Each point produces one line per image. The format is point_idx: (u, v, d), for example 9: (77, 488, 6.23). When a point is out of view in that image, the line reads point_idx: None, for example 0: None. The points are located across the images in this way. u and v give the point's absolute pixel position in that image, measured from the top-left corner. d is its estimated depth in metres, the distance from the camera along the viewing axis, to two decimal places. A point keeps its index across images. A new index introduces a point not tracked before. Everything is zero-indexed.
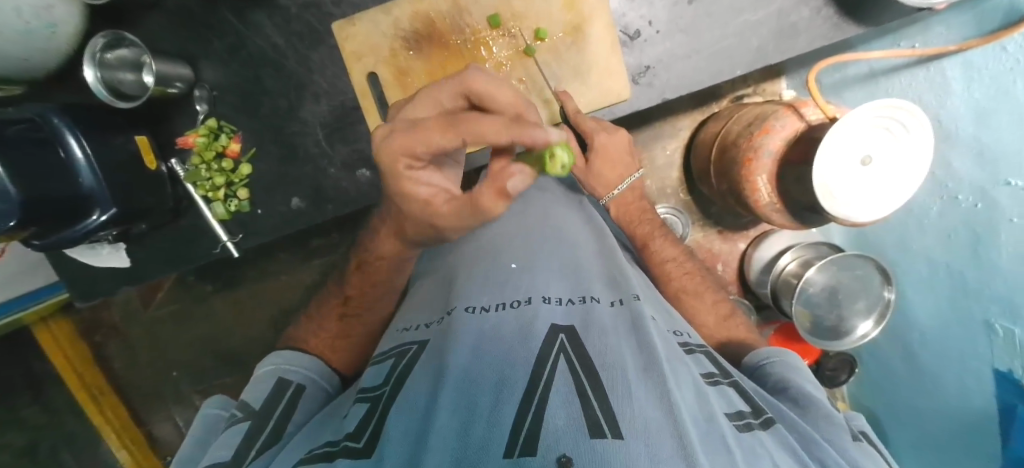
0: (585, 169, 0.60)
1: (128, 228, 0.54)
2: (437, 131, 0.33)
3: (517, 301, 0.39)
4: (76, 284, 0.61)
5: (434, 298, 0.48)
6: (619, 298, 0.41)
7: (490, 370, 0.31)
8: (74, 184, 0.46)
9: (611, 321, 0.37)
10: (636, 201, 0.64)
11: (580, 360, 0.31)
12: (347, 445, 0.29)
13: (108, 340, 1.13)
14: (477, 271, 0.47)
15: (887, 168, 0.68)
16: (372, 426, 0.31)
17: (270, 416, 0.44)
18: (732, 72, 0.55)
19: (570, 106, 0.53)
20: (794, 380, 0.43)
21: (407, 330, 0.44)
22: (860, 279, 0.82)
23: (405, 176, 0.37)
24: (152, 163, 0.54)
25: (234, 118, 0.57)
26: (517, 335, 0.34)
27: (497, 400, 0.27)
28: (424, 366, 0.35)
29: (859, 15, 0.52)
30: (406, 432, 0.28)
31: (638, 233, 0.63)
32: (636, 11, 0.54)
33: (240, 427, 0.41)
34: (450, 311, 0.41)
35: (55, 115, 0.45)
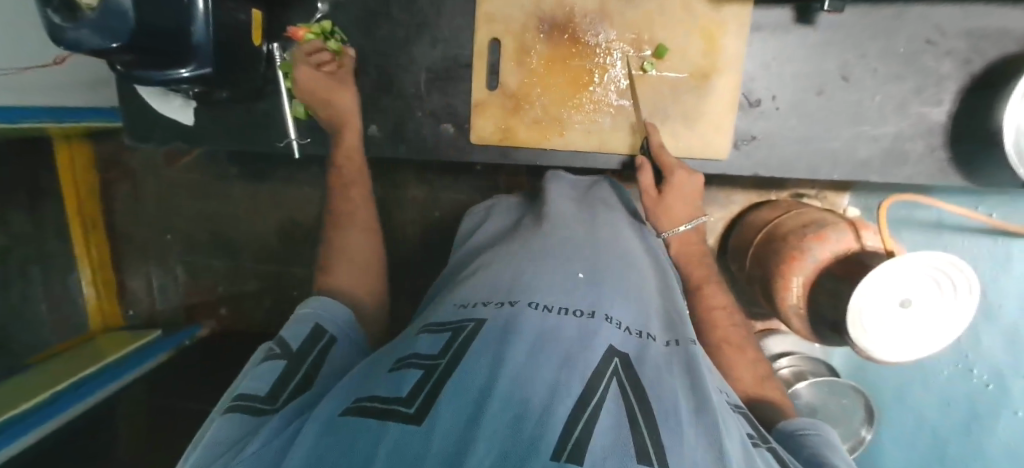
0: (656, 200, 0.55)
1: (210, 91, 0.54)
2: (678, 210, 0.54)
3: (581, 311, 0.39)
4: (135, 123, 0.61)
5: (497, 273, 0.47)
6: (675, 340, 0.42)
7: (549, 375, 0.30)
8: (185, 31, 0.45)
9: (666, 360, 0.38)
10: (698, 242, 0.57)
11: (633, 388, 0.32)
12: (399, 409, 0.28)
13: (120, 182, 1.13)
14: (545, 262, 0.46)
15: (925, 314, 0.68)
16: (425, 394, 0.30)
17: (306, 357, 0.40)
18: (828, 174, 0.56)
19: (655, 139, 0.53)
20: (827, 457, 0.39)
21: (466, 306, 0.42)
22: (845, 408, 0.83)
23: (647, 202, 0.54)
24: (258, 40, 0.54)
25: (348, 29, 0.56)
26: (577, 341, 0.35)
27: (551, 401, 0.28)
28: (486, 340, 0.34)
29: (970, 170, 0.53)
30: (459, 412, 0.27)
31: (695, 273, 0.56)
32: (765, 82, 0.54)
33: (276, 364, 0.39)
34: (512, 301, 0.40)
35: None
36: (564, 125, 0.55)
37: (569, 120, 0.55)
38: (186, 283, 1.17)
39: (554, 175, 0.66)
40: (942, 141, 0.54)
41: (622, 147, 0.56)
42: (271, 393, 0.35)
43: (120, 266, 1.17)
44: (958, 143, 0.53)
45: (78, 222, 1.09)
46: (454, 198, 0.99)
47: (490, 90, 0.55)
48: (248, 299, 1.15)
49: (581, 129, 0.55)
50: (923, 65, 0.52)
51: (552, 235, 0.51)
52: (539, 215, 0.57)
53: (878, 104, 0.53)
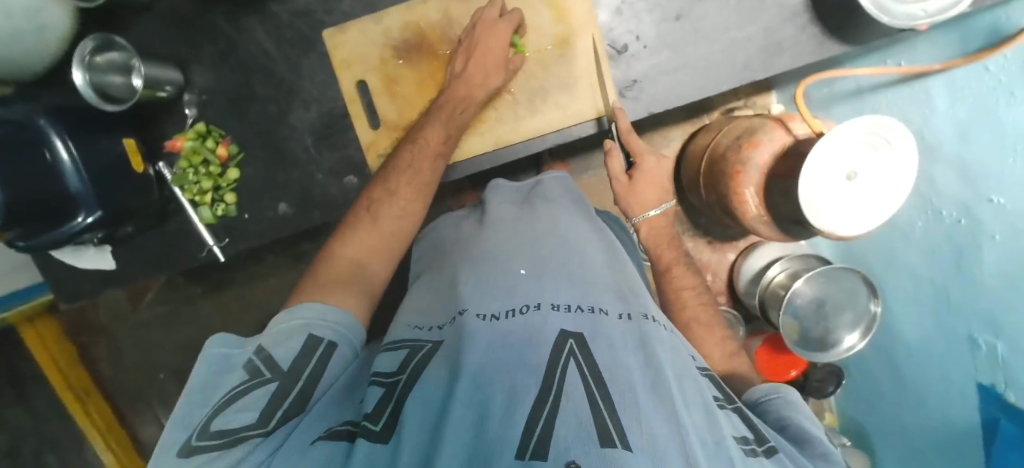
0: (627, 185, 0.59)
1: (114, 230, 0.54)
2: (650, 188, 0.60)
3: (525, 308, 0.40)
4: (60, 285, 0.60)
5: (441, 297, 0.48)
6: (628, 314, 0.42)
7: (505, 376, 0.31)
8: (59, 185, 0.46)
9: (620, 335, 0.38)
10: (665, 227, 0.62)
11: (589, 367, 0.32)
12: (366, 426, 0.31)
13: (94, 340, 1.12)
14: (485, 271, 0.46)
15: (874, 183, 0.69)
16: (390, 409, 0.32)
17: (299, 374, 0.38)
18: (718, 88, 0.56)
19: (623, 124, 0.53)
20: (793, 417, 0.40)
21: (421, 329, 0.43)
22: (845, 291, 0.84)
23: (621, 185, 0.60)
24: (139, 166, 0.54)
25: (223, 122, 0.57)
26: (525, 339, 0.35)
27: (510, 405, 0.28)
28: (442, 360, 0.36)
29: (842, 33, 0.55)
30: (423, 423, 0.30)
31: (664, 256, 0.61)
32: (624, 26, 0.55)
33: (268, 388, 0.36)
34: (461, 312, 0.41)
35: (42, 117, 0.45)
36: None
37: None
38: None
39: (493, 185, 0.67)
40: (809, 18, 0.54)
41: (522, 136, 0.56)
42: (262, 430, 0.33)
43: (126, 420, 1.15)
44: (823, 13, 0.54)
45: (64, 386, 1.09)
46: None
47: (375, 129, 0.56)
48: None
49: (474, 133, 0.57)
50: None
51: (490, 240, 0.52)
52: (481, 222, 0.59)
53: (735, 7, 0.54)
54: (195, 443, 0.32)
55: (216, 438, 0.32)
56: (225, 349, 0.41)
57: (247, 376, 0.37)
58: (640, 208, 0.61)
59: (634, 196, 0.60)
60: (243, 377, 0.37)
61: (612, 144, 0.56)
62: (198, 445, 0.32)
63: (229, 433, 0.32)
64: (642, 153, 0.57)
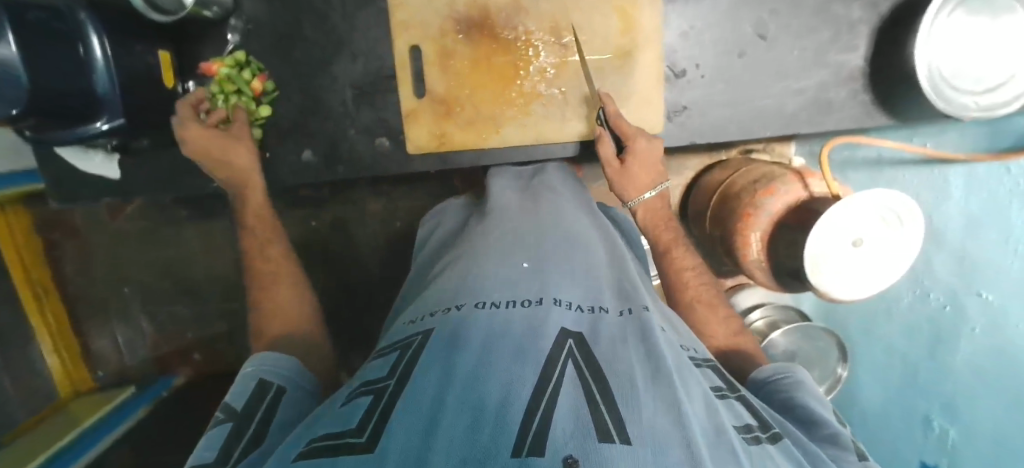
0: (621, 171, 0.52)
1: (128, 142, 0.52)
2: (642, 171, 0.53)
3: (528, 300, 0.39)
4: (56, 183, 0.58)
5: (442, 285, 0.46)
6: (628, 308, 0.42)
7: (502, 368, 0.30)
8: (86, 87, 0.43)
9: (619, 331, 0.38)
10: (664, 208, 0.56)
11: (588, 366, 0.32)
12: (350, 441, 0.27)
13: (65, 242, 1.08)
14: (490, 261, 0.45)
15: (875, 250, 0.71)
16: (376, 419, 0.28)
17: (254, 415, 0.36)
18: (761, 132, 0.57)
19: (613, 107, 0.52)
20: (801, 399, 0.41)
21: (417, 321, 0.42)
22: (819, 350, 0.87)
23: (612, 172, 0.53)
24: (169, 81, 0.53)
25: (265, 57, 0.55)
26: (525, 333, 0.34)
27: (506, 400, 0.27)
28: (437, 351, 0.34)
29: (891, 108, 0.56)
30: (411, 430, 0.26)
31: (662, 238, 0.55)
32: (686, 52, 0.54)
33: (221, 429, 0.34)
34: (458, 306, 0.40)
35: (82, 11, 0.42)
36: (498, 121, 0.55)
37: (502, 116, 0.55)
38: (155, 336, 1.13)
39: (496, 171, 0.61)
40: (863, 86, 0.55)
41: (562, 136, 0.56)
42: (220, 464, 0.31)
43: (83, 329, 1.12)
44: (877, 85, 0.55)
45: (25, 282, 1.01)
46: (412, 205, 0.99)
47: (418, 97, 0.55)
48: (222, 339, 1.13)
49: (517, 124, 0.55)
50: (832, 14, 0.54)
51: (496, 230, 0.50)
52: (484, 210, 0.56)
53: (797, 58, 0.55)
54: None
55: None
56: None
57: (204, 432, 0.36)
58: (633, 195, 0.54)
59: (626, 183, 0.53)
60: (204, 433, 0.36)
61: (602, 130, 0.52)
62: None
63: None
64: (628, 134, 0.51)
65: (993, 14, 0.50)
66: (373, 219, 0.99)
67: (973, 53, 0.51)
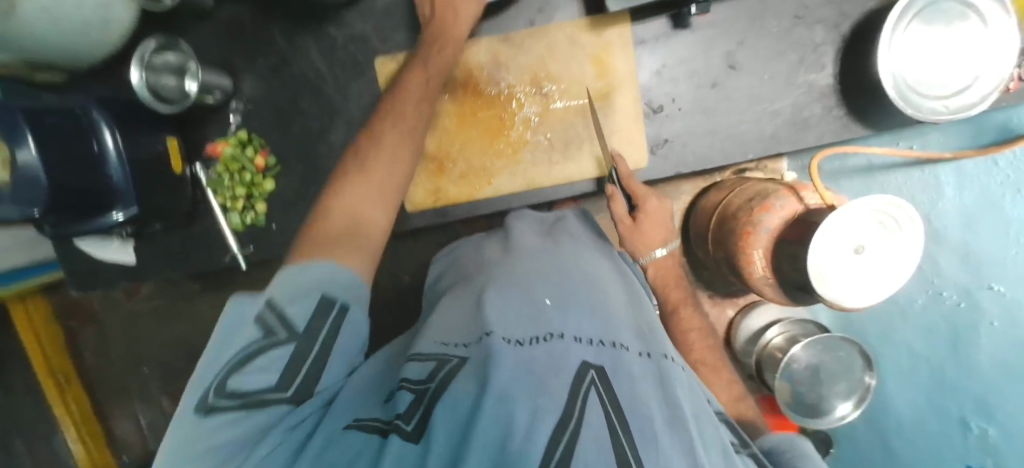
0: (632, 227, 0.55)
1: (143, 227, 0.55)
2: (654, 230, 0.56)
3: (548, 336, 0.39)
4: (76, 273, 0.61)
5: (470, 314, 0.47)
6: (647, 351, 0.41)
7: (525, 394, 0.31)
8: (102, 178, 0.47)
9: (640, 371, 0.38)
10: (674, 265, 0.59)
11: (613, 405, 0.32)
12: (398, 425, 0.32)
13: (84, 327, 1.11)
14: (509, 298, 0.46)
15: (879, 257, 0.71)
16: (422, 411, 0.33)
17: (316, 336, 0.37)
18: (744, 155, 0.59)
19: (625, 168, 0.53)
20: None
21: (447, 345, 0.43)
22: (842, 361, 0.85)
23: (625, 229, 0.56)
24: (179, 167, 0.56)
25: (265, 133, 0.58)
26: (550, 364, 0.35)
27: (533, 418, 0.29)
28: (470, 372, 0.35)
29: (866, 118, 0.58)
30: (451, 427, 0.30)
31: (671, 296, 0.57)
32: (661, 88, 0.57)
33: (281, 353, 0.35)
34: (487, 333, 0.40)
35: (96, 109, 0.46)
36: (490, 172, 0.58)
37: (493, 167, 0.58)
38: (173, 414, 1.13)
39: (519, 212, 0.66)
40: (836, 101, 0.58)
41: (551, 180, 0.58)
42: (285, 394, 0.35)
43: (104, 413, 1.13)
44: (849, 98, 0.57)
45: (47, 370, 1.07)
46: (418, 258, 1.00)
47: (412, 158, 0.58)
48: None
49: (507, 172, 0.58)
50: (796, 38, 0.56)
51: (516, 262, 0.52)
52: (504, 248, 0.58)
53: (768, 82, 0.57)
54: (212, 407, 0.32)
55: (236, 403, 0.33)
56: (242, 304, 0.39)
57: (258, 333, 0.35)
58: (644, 253, 0.56)
59: (639, 241, 0.56)
60: (252, 333, 0.35)
61: (616, 189, 0.54)
62: (216, 406, 0.32)
63: (250, 403, 0.33)
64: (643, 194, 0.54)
65: (947, 22, 0.53)
66: (381, 277, 1.00)
67: (935, 60, 0.53)
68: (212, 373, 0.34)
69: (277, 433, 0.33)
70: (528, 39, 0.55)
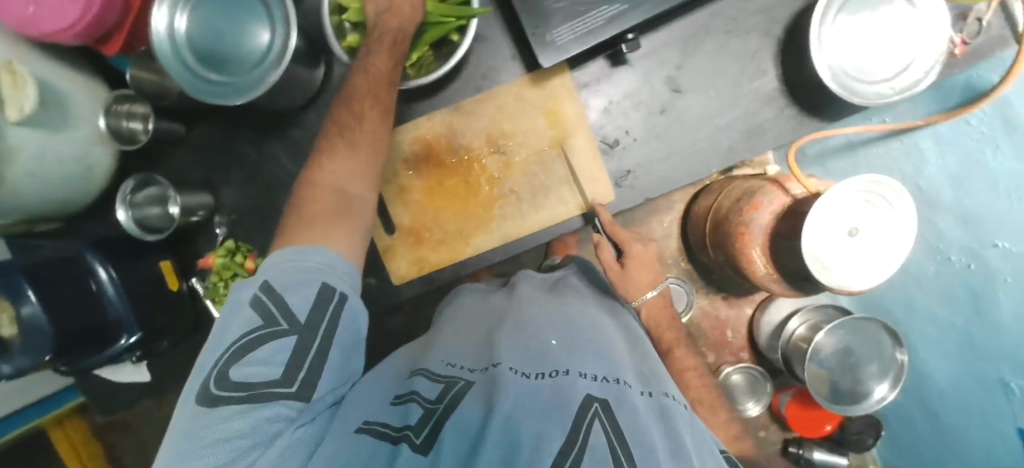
0: (620, 272, 0.60)
1: (150, 348, 0.58)
2: (644, 273, 0.60)
3: (554, 372, 0.40)
4: (100, 400, 0.64)
5: (479, 343, 0.49)
6: (649, 390, 0.43)
7: (532, 422, 0.33)
8: (102, 313, 0.50)
9: (643, 407, 0.39)
10: (666, 306, 0.62)
11: (615, 432, 0.33)
12: (410, 438, 0.34)
13: (122, 439, 1.15)
14: (515, 332, 0.47)
15: (874, 238, 0.71)
16: (432, 424, 0.35)
17: (317, 330, 0.40)
18: (708, 170, 0.60)
19: (606, 217, 0.57)
20: None
21: (454, 366, 0.45)
22: (870, 341, 0.83)
23: (615, 274, 0.60)
24: (174, 284, 0.59)
25: (251, 237, 0.61)
26: (555, 394, 0.37)
27: (538, 446, 0.31)
28: (478, 394, 0.38)
29: (819, 112, 0.59)
30: (458, 446, 0.33)
31: (666, 337, 0.60)
32: (613, 123, 0.59)
33: (286, 343, 0.38)
34: (495, 363, 0.41)
35: (90, 252, 0.50)
36: (468, 234, 0.60)
37: (468, 228, 0.60)
38: None
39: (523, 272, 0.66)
40: (786, 101, 0.59)
41: (527, 229, 0.60)
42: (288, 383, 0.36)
43: None
44: (798, 96, 0.58)
45: None
46: None
47: (391, 233, 0.61)
48: None
49: (483, 230, 0.60)
50: (732, 50, 0.58)
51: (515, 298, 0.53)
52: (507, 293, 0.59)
53: (715, 97, 0.59)
54: (216, 394, 0.35)
55: (238, 391, 0.35)
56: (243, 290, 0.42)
57: (262, 321, 0.38)
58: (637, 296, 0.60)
59: (631, 284, 0.60)
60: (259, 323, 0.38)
61: (600, 237, 0.59)
62: (218, 396, 0.35)
63: (257, 389, 0.35)
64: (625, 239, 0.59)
65: (871, 8, 0.54)
66: None
67: (869, 47, 0.55)
68: (214, 359, 0.38)
69: (258, 417, 0.33)
70: (478, 104, 0.58)
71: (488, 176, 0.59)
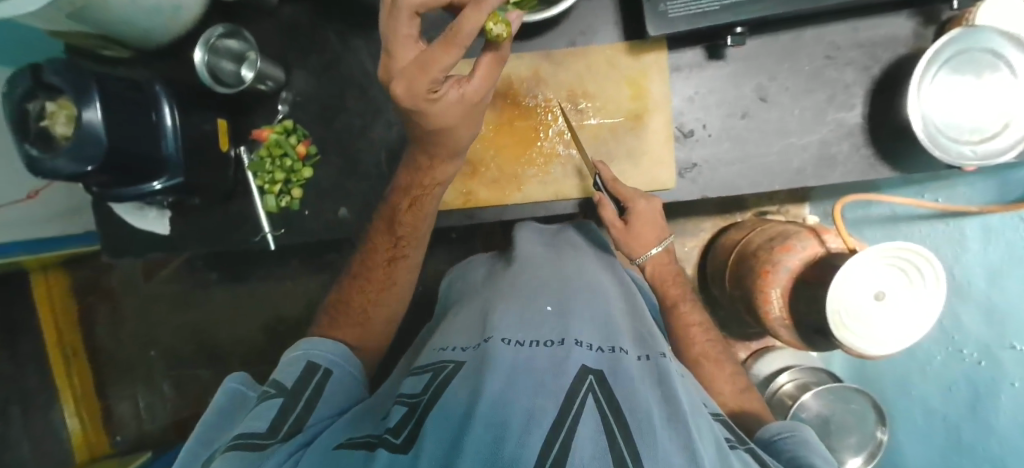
0: (623, 230, 0.56)
1: (183, 199, 0.57)
2: (648, 231, 0.56)
3: (550, 341, 0.38)
4: (109, 241, 0.63)
5: (474, 324, 0.46)
6: (646, 354, 0.40)
7: (524, 394, 0.31)
8: (157, 148, 0.49)
9: (637, 373, 0.36)
10: (670, 264, 0.59)
11: (609, 401, 0.31)
12: (387, 438, 0.32)
13: (99, 305, 1.14)
14: (511, 305, 0.45)
15: (900, 307, 0.66)
16: (412, 423, 0.33)
17: (302, 393, 0.42)
18: (771, 185, 0.59)
19: (607, 173, 0.56)
20: (807, 458, 0.39)
21: (446, 350, 0.43)
22: (855, 413, 0.81)
23: (620, 234, 0.57)
24: (225, 145, 0.58)
25: (309, 126, 0.61)
26: (549, 369, 0.34)
27: (529, 419, 0.28)
28: (465, 378, 0.35)
29: (895, 161, 0.58)
30: (441, 440, 0.29)
31: (670, 293, 0.58)
32: (693, 114, 0.59)
33: (272, 403, 0.40)
34: (486, 339, 0.39)
35: (157, 83, 0.50)
36: (521, 180, 0.60)
37: (523, 175, 0.60)
38: (175, 400, 1.13)
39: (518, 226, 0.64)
40: (865, 140, 0.58)
41: (579, 192, 0.60)
42: (274, 430, 0.37)
43: (105, 391, 1.14)
44: (878, 139, 0.58)
45: (56, 343, 1.09)
46: (434, 269, 1.01)
47: None
48: None
49: (536, 181, 0.60)
50: (828, 78, 0.58)
51: (519, 275, 0.51)
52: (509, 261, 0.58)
53: (797, 117, 0.59)
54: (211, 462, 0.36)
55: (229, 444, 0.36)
56: (240, 387, 0.46)
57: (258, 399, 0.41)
58: (637, 252, 0.57)
59: (636, 242, 0.57)
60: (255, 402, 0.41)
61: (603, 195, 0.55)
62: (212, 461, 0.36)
63: (241, 439, 0.35)
64: (628, 195, 0.55)
65: (977, 73, 0.54)
66: None
67: (962, 108, 0.55)
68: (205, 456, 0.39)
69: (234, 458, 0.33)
70: (568, 58, 0.58)
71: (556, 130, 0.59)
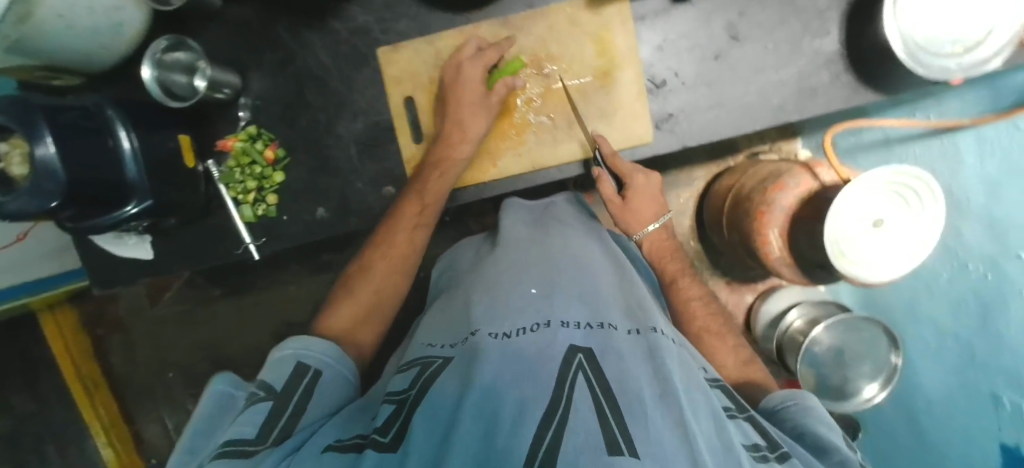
0: (622, 206, 0.57)
1: (158, 221, 0.57)
2: (648, 207, 0.57)
3: (536, 325, 0.38)
4: (97, 272, 0.63)
5: (458, 315, 0.46)
6: (636, 328, 0.39)
7: (513, 384, 0.31)
8: (119, 173, 0.48)
9: (629, 348, 0.36)
10: (669, 237, 0.60)
11: (599, 380, 0.31)
12: (376, 438, 0.32)
13: (110, 335, 1.15)
14: (496, 292, 0.44)
15: (901, 235, 0.64)
16: (400, 421, 0.32)
17: (293, 393, 0.41)
18: (752, 128, 0.58)
19: (607, 148, 0.55)
20: (809, 427, 0.39)
21: (432, 346, 0.43)
22: (867, 341, 0.80)
23: (619, 210, 0.58)
24: (191, 161, 0.57)
25: (274, 128, 0.60)
26: (537, 355, 0.34)
27: (519, 411, 0.28)
28: (455, 370, 0.35)
29: (880, 84, 0.56)
30: (429, 436, 0.29)
31: (669, 268, 0.58)
32: (663, 63, 0.57)
33: (261, 406, 0.39)
34: (473, 332, 0.39)
35: (109, 107, 0.48)
36: (495, 155, 0.59)
37: (497, 149, 0.59)
38: None
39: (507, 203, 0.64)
40: (845, 67, 0.56)
41: (555, 159, 0.58)
42: (263, 437, 0.36)
43: (130, 417, 1.16)
44: (860, 64, 0.56)
45: (76, 376, 1.12)
46: (431, 254, 1.01)
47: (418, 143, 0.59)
48: None
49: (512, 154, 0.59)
50: (800, 5, 0.55)
51: (503, 259, 0.50)
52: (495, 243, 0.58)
53: (773, 51, 0.56)
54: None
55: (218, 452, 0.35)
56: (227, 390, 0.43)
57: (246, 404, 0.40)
58: (636, 228, 0.58)
59: (635, 218, 0.58)
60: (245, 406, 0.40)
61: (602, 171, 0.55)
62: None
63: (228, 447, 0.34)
64: (628, 171, 0.56)
65: None
66: None
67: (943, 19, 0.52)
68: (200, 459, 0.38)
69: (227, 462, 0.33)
70: (527, 21, 0.56)
71: (524, 98, 0.58)
